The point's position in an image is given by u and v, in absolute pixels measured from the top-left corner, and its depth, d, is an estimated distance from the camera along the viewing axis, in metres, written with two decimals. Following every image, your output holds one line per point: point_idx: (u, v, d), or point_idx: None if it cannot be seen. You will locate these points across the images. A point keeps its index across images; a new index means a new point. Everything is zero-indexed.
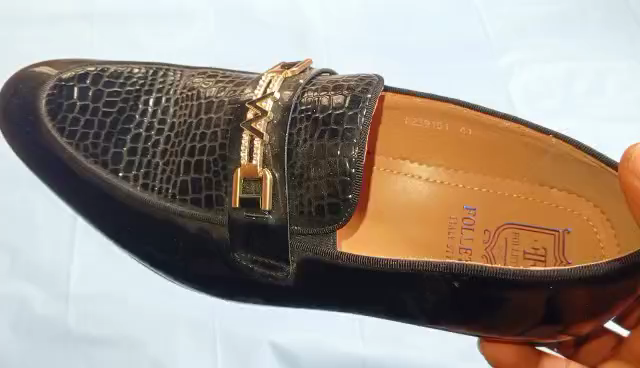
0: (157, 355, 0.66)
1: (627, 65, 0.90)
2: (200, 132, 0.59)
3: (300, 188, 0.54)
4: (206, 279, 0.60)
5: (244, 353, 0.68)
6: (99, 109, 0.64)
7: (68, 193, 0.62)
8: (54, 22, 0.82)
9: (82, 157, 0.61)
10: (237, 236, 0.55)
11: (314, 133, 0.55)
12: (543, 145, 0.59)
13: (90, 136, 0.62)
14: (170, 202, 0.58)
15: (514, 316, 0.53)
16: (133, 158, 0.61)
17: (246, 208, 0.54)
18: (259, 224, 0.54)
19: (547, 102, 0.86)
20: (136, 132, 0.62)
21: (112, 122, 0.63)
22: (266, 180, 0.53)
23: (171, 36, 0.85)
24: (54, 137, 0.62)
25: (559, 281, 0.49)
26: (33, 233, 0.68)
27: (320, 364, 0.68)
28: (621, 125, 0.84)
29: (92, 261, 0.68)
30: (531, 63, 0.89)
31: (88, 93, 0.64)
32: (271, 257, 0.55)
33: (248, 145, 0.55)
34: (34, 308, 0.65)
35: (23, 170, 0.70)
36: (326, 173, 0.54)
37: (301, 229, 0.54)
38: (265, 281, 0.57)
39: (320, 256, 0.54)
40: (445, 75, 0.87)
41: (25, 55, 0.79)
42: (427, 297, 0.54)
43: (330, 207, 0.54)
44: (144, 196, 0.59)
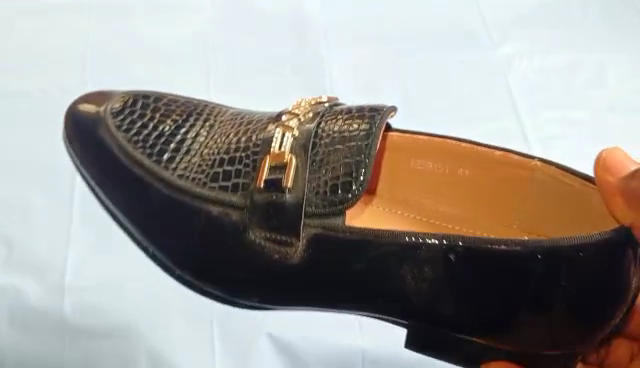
0: (153, 346, 0.67)
1: (629, 56, 0.89)
2: (240, 133, 0.57)
3: (319, 172, 0.53)
4: (230, 284, 0.55)
5: (241, 343, 0.68)
6: (155, 111, 0.60)
7: (106, 181, 0.58)
8: (62, 29, 0.89)
9: (132, 147, 0.58)
10: (253, 213, 0.53)
11: (337, 127, 0.55)
12: (534, 175, 0.56)
13: (134, 129, 0.59)
14: (201, 189, 0.55)
15: (513, 299, 0.50)
16: (175, 153, 0.58)
17: (266, 189, 0.52)
18: (275, 202, 0.52)
19: (547, 93, 0.85)
20: (176, 131, 0.59)
21: (164, 122, 0.60)
22: (291, 163, 0.53)
23: (170, 28, 0.90)
24: (109, 128, 0.59)
25: (545, 246, 0.49)
26: (31, 225, 0.72)
27: (320, 355, 0.67)
28: (620, 116, 0.84)
29: (87, 252, 0.71)
30: (531, 53, 0.89)
31: (148, 98, 0.61)
32: (280, 234, 0.52)
33: (278, 133, 0.54)
34: (29, 298, 0.68)
35: (21, 165, 0.76)
36: (344, 156, 0.54)
37: (315, 211, 0.52)
38: (273, 268, 0.53)
39: (331, 231, 0.52)
40: (444, 64, 0.88)
41: (28, 52, 0.86)
42: (424, 277, 0.51)
43: (344, 186, 0.53)
44: (184, 186, 0.55)
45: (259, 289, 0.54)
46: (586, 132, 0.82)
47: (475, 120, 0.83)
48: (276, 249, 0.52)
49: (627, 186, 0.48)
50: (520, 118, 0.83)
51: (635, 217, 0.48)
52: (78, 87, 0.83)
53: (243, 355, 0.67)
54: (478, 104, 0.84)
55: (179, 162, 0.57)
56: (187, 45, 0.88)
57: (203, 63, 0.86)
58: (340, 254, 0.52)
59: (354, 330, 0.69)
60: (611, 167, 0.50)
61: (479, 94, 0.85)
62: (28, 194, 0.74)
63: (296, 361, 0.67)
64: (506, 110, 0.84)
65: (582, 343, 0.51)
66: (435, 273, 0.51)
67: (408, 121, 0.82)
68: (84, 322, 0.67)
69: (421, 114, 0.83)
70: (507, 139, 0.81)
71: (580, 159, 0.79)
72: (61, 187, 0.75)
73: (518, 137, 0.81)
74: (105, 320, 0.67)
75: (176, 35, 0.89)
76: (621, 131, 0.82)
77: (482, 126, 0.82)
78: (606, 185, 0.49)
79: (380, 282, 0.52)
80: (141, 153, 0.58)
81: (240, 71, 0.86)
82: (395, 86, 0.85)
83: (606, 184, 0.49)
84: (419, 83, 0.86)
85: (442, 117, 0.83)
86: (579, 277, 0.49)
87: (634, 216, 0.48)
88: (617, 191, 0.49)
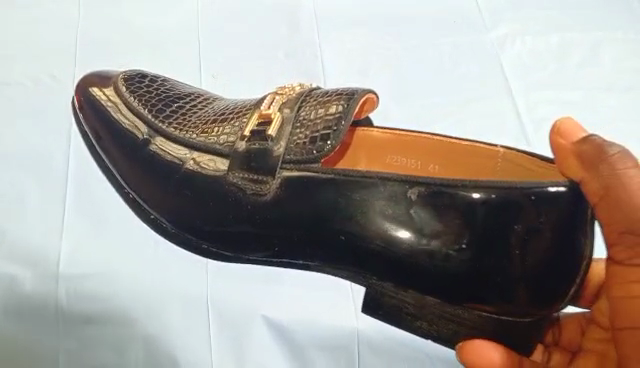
0: (149, 333, 0.67)
1: (623, 36, 0.89)
2: (234, 105, 0.61)
3: (301, 128, 0.54)
4: (201, 230, 0.55)
5: (237, 327, 0.67)
6: (160, 87, 0.65)
7: (108, 136, 0.61)
8: (53, 20, 0.88)
9: (135, 110, 0.62)
10: (236, 158, 0.54)
11: (325, 93, 0.56)
12: (499, 167, 0.53)
13: (139, 96, 0.63)
14: (194, 140, 0.58)
15: (478, 246, 0.48)
16: (172, 117, 0.61)
17: (251, 138, 0.54)
18: (258, 150, 0.53)
19: (541, 74, 0.85)
20: (179, 98, 0.64)
21: (166, 95, 0.64)
22: (275, 120, 0.54)
23: (161, 18, 0.90)
24: (118, 94, 0.64)
25: (509, 189, 0.47)
26: (23, 215, 0.72)
27: (315, 337, 0.67)
28: (615, 97, 0.84)
29: (80, 240, 0.71)
30: (523, 35, 0.89)
31: (154, 78, 0.66)
32: (257, 173, 0.53)
33: (270, 99, 0.56)
34: (23, 287, 0.67)
35: (13, 156, 0.76)
36: (324, 113, 0.54)
37: (293, 158, 0.53)
38: (245, 204, 0.53)
39: (304, 172, 0.52)
40: (437, 47, 0.88)
41: (18, 43, 0.86)
42: (388, 223, 0.50)
43: (322, 137, 0.53)
44: (180, 141, 0.58)
45: (229, 233, 0.55)
46: (581, 111, 0.82)
47: (469, 102, 0.83)
48: (250, 186, 0.53)
49: (579, 150, 0.47)
50: (514, 100, 0.83)
51: (585, 175, 0.47)
52: (70, 77, 0.83)
53: (240, 337, 0.67)
54: (472, 86, 0.84)
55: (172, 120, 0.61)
56: (178, 32, 0.88)
57: (195, 50, 0.86)
58: (310, 199, 0.51)
59: (351, 310, 0.69)
60: (565, 132, 0.49)
61: (472, 77, 0.85)
62: (19, 182, 0.74)
63: (292, 341, 0.67)
64: (500, 92, 0.84)
65: (550, 305, 0.49)
66: (398, 215, 0.50)
67: (402, 104, 0.82)
68: (79, 309, 0.67)
69: (415, 98, 0.83)
70: (502, 121, 0.81)
71: None
72: (53, 174, 0.75)
73: (513, 119, 0.81)
74: (100, 307, 0.67)
75: (168, 23, 0.89)
76: (616, 111, 0.82)
77: (476, 108, 0.82)
78: (558, 149, 0.49)
79: (348, 229, 0.51)
80: (140, 108, 0.62)
81: (232, 58, 0.86)
82: (388, 69, 0.85)
83: (559, 148, 0.49)
84: (413, 67, 0.86)
85: (436, 99, 0.83)
86: (537, 229, 0.47)
87: (584, 174, 0.47)
88: (569, 153, 0.48)
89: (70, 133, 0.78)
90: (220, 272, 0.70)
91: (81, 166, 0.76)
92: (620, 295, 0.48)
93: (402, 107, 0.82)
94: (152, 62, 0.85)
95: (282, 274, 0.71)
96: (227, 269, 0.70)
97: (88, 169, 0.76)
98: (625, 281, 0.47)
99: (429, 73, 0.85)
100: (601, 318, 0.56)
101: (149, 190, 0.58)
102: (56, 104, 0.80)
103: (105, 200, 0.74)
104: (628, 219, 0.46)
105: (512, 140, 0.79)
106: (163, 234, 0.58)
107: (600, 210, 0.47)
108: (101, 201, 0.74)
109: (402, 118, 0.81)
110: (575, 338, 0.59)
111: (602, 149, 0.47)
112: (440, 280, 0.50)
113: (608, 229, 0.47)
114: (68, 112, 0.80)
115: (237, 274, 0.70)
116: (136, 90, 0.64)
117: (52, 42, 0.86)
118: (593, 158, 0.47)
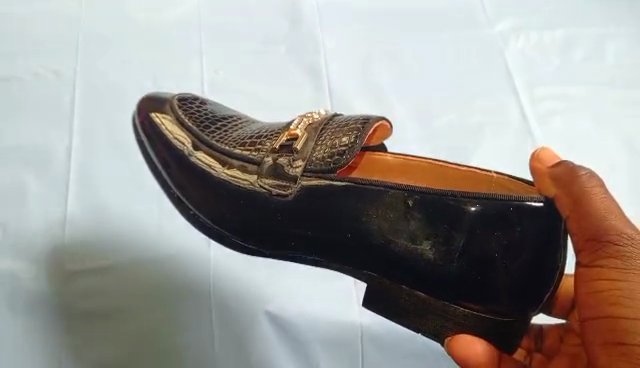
0: (150, 329, 0.67)
1: (628, 31, 0.89)
2: (273, 126, 0.59)
3: (322, 144, 0.54)
4: (232, 223, 0.56)
5: (240, 322, 0.68)
6: (207, 106, 0.63)
7: (155, 136, 0.60)
8: (54, 14, 0.88)
9: (185, 125, 0.60)
10: (263, 170, 0.54)
11: (351, 116, 0.56)
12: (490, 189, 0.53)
13: (187, 112, 0.62)
14: (235, 159, 0.56)
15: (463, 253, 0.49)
16: (214, 135, 0.59)
17: (280, 151, 0.55)
18: (283, 163, 0.54)
19: (544, 70, 0.85)
20: (225, 116, 0.62)
21: (211, 114, 0.62)
22: (302, 136, 0.55)
23: (162, 11, 0.89)
24: (170, 108, 0.62)
25: (490, 200, 0.48)
26: (24, 210, 0.72)
27: (317, 333, 0.68)
28: (618, 92, 0.83)
29: (80, 235, 0.71)
30: (527, 29, 0.88)
31: (204, 99, 0.65)
32: (282, 179, 0.53)
33: (301, 117, 0.57)
34: (25, 282, 0.67)
35: (14, 150, 0.76)
36: (344, 133, 0.54)
37: (313, 169, 0.53)
38: (272, 205, 0.54)
39: (319, 179, 0.52)
40: (440, 42, 0.87)
41: (18, 36, 0.85)
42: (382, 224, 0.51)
43: (338, 153, 0.53)
44: (225, 156, 0.57)
45: (254, 227, 0.55)
46: (584, 108, 0.82)
47: (471, 97, 0.82)
48: (278, 187, 0.53)
49: (553, 173, 0.48)
50: (517, 95, 0.82)
51: (559, 192, 0.48)
52: (70, 72, 0.83)
53: (243, 331, 0.67)
54: (475, 81, 0.84)
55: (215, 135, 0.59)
56: (179, 27, 0.87)
57: (196, 44, 0.86)
58: (306, 203, 0.52)
59: (353, 305, 0.69)
60: (543, 156, 0.50)
61: (475, 71, 0.84)
62: (20, 178, 0.74)
63: (295, 337, 0.67)
64: (503, 87, 0.83)
65: (528, 307, 0.50)
66: (388, 220, 0.51)
67: (404, 99, 0.82)
68: (81, 306, 0.67)
69: (417, 92, 0.82)
70: (504, 116, 0.81)
71: (578, 136, 0.79)
72: (54, 170, 0.75)
73: (515, 114, 0.81)
74: (102, 303, 0.67)
75: (168, 17, 0.88)
76: (619, 108, 0.82)
77: (478, 103, 0.82)
78: (534, 172, 0.50)
79: (355, 229, 0.52)
80: (188, 122, 0.60)
81: (233, 53, 0.85)
82: (390, 64, 0.85)
83: (535, 172, 0.50)
84: (415, 62, 0.85)
85: (439, 95, 0.82)
86: (525, 235, 0.48)
87: (558, 191, 0.48)
88: (545, 173, 0.49)
89: (71, 129, 0.78)
90: (221, 268, 0.70)
91: (82, 162, 0.76)
92: (582, 291, 0.48)
93: (403, 102, 0.81)
94: (153, 57, 0.85)
95: (284, 270, 0.71)
96: (228, 265, 0.71)
97: (89, 165, 0.76)
98: (587, 279, 0.48)
99: (431, 68, 0.84)
100: (574, 324, 0.59)
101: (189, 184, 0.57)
102: (56, 100, 0.80)
103: (106, 196, 0.74)
104: (597, 226, 0.46)
105: (514, 136, 0.79)
106: (192, 220, 0.58)
107: (573, 223, 0.47)
108: (102, 197, 0.74)
109: (404, 113, 0.80)
110: (555, 344, 0.59)
111: (574, 169, 0.47)
112: (419, 281, 0.51)
113: (578, 239, 0.47)
114: (68, 107, 0.80)
115: (238, 269, 0.71)
116: (186, 104, 0.62)
117: (52, 36, 0.85)
118: (567, 179, 0.47)
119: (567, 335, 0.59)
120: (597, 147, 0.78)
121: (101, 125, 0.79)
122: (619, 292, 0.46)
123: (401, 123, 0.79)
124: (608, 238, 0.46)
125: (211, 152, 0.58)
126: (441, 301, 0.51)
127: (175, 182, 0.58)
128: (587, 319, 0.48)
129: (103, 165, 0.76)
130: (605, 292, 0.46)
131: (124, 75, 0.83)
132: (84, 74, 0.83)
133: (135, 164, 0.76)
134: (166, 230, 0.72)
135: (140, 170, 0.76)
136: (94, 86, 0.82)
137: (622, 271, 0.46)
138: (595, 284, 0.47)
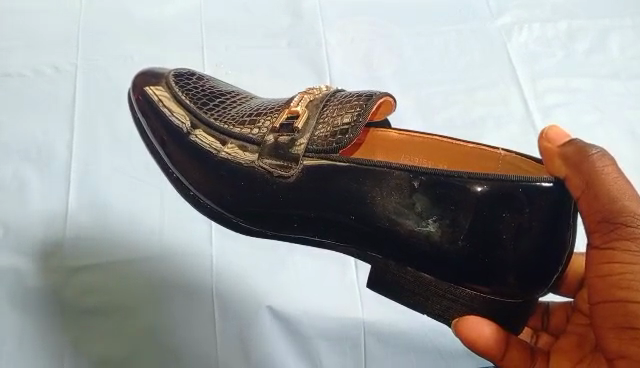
0: (152, 324, 0.66)
1: (632, 22, 0.88)
2: (271, 103, 0.58)
3: (323, 122, 0.54)
4: (232, 204, 0.55)
5: (242, 318, 0.67)
6: (204, 82, 0.63)
7: (152, 113, 0.59)
8: (54, 10, 0.87)
9: (182, 101, 0.60)
10: (264, 149, 0.54)
11: (351, 93, 0.55)
12: (498, 166, 0.53)
13: (185, 88, 0.61)
14: (233, 137, 0.56)
15: (471, 234, 0.49)
16: (211, 111, 0.59)
17: (280, 130, 0.54)
18: (283, 142, 0.53)
19: (547, 62, 0.84)
20: (223, 93, 0.62)
21: (209, 90, 0.62)
22: (302, 115, 0.54)
23: (163, 6, 0.89)
24: (167, 86, 0.61)
25: (498, 180, 0.47)
26: (26, 206, 0.71)
27: (320, 327, 0.67)
28: (622, 84, 0.82)
29: (82, 230, 0.70)
30: (529, 21, 0.88)
31: (201, 75, 0.64)
32: (282, 159, 0.53)
33: (302, 94, 0.56)
34: (26, 279, 0.67)
35: (15, 146, 0.75)
36: (345, 110, 0.53)
37: (314, 149, 0.52)
38: (272, 188, 0.53)
39: (322, 159, 0.52)
40: (442, 34, 0.86)
41: (18, 32, 0.85)
42: (386, 206, 0.50)
43: (340, 132, 0.52)
44: (223, 134, 0.57)
45: (256, 209, 0.54)
46: (588, 99, 0.81)
47: (474, 90, 0.82)
48: (277, 168, 0.53)
49: (563, 153, 0.47)
50: (521, 88, 0.82)
51: (569, 174, 0.46)
52: (71, 67, 0.82)
53: (245, 326, 0.67)
54: (477, 74, 0.83)
55: (213, 112, 0.59)
56: (180, 22, 0.87)
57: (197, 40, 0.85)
58: (309, 186, 0.52)
59: (357, 297, 0.69)
60: (552, 136, 0.48)
61: (477, 64, 0.84)
62: (21, 174, 0.74)
63: (298, 332, 0.67)
64: (506, 80, 0.83)
65: (537, 288, 0.49)
66: (393, 202, 0.50)
67: (407, 92, 0.81)
68: (83, 301, 0.66)
69: (419, 86, 0.82)
70: (507, 109, 0.80)
71: (582, 128, 0.78)
72: (55, 166, 0.74)
73: (519, 107, 0.80)
74: (104, 297, 0.67)
75: (169, 13, 0.88)
76: (623, 99, 0.81)
77: (482, 96, 0.81)
78: (543, 152, 0.48)
79: (358, 211, 0.51)
80: (186, 100, 0.60)
81: (234, 47, 0.85)
82: (392, 57, 0.84)
83: (545, 151, 0.48)
84: (417, 55, 0.85)
85: (441, 88, 0.82)
86: (530, 215, 0.47)
87: (568, 172, 0.46)
88: (554, 154, 0.48)
89: (72, 124, 0.78)
90: (223, 263, 0.69)
91: (83, 157, 0.75)
92: (592, 275, 0.48)
93: (406, 96, 0.81)
94: (154, 52, 0.84)
95: (285, 263, 0.70)
96: (229, 259, 0.70)
97: (90, 160, 0.75)
98: (596, 262, 0.47)
99: (433, 61, 0.84)
100: (583, 304, 0.58)
101: (187, 164, 0.57)
102: (57, 96, 0.80)
103: (107, 190, 0.73)
104: (609, 208, 0.46)
105: (518, 129, 0.78)
106: (192, 200, 0.58)
107: (584, 204, 0.46)
108: (103, 191, 0.73)
109: (406, 107, 0.80)
110: (561, 324, 0.60)
111: (584, 150, 0.46)
112: (428, 264, 0.51)
113: (590, 220, 0.47)
114: (69, 103, 0.79)
115: (239, 263, 0.70)
116: (184, 82, 0.62)
117: (52, 33, 0.85)
118: (578, 160, 0.46)
119: (575, 315, 0.59)
120: (602, 138, 0.78)
121: (101, 120, 0.79)
122: (630, 276, 0.45)
123: (403, 116, 0.79)
124: (621, 219, 0.45)
125: (208, 131, 0.57)
126: (445, 282, 0.51)
127: (173, 161, 0.58)
128: (596, 302, 0.48)
129: (104, 159, 0.76)
130: (615, 275, 0.46)
131: (124, 70, 0.83)
132: (85, 70, 0.82)
133: (136, 158, 0.76)
134: (167, 222, 0.71)
135: (141, 164, 0.75)
136: (95, 81, 0.82)
137: (632, 254, 0.45)
138: (604, 268, 0.47)
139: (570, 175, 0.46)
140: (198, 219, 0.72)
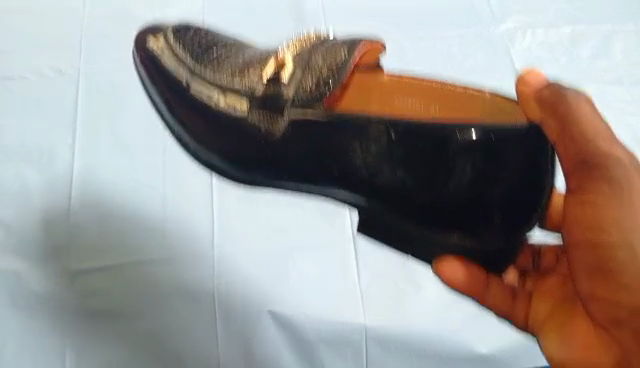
0: (156, 328, 0.65)
1: (635, 27, 0.88)
2: (261, 53, 0.60)
3: (308, 72, 0.56)
4: (230, 156, 0.57)
5: (243, 322, 0.67)
6: (196, 31, 0.63)
7: (152, 71, 0.59)
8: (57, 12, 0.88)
9: (179, 52, 0.60)
10: (254, 100, 0.56)
11: (334, 41, 0.58)
12: (483, 111, 0.55)
13: (180, 40, 0.61)
14: (228, 86, 0.57)
15: (448, 181, 0.52)
16: (205, 58, 0.59)
17: (268, 84, 0.56)
18: (273, 94, 0.55)
19: (551, 67, 0.84)
20: (216, 41, 0.62)
21: (202, 39, 0.62)
22: (288, 65, 0.56)
23: (166, 10, 0.89)
24: (162, 37, 0.61)
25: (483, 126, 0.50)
26: (29, 209, 0.71)
27: (321, 332, 0.67)
28: (625, 90, 0.82)
29: (86, 234, 0.70)
30: (532, 27, 0.88)
31: (195, 28, 0.64)
32: (270, 110, 0.55)
33: (293, 53, 0.57)
34: (29, 283, 0.67)
35: (19, 149, 0.76)
36: (329, 62, 0.56)
37: (300, 101, 0.54)
38: (261, 141, 0.55)
39: (308, 110, 0.54)
40: (445, 39, 0.86)
41: (21, 34, 0.85)
42: (370, 150, 0.54)
43: (325, 82, 0.55)
44: (220, 83, 0.57)
45: (249, 170, 0.57)
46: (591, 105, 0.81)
47: None
48: (264, 123, 0.55)
49: (539, 96, 0.51)
50: None
51: (546, 117, 0.50)
52: (74, 70, 0.82)
53: (247, 331, 0.67)
54: (481, 78, 0.83)
55: (210, 61, 0.59)
56: None
57: None
58: (301, 139, 0.54)
59: (357, 296, 0.68)
60: (527, 80, 0.52)
61: (481, 69, 0.84)
62: (24, 177, 0.74)
63: (300, 337, 0.67)
64: (509, 84, 0.82)
65: (512, 233, 0.53)
66: (379, 147, 0.53)
67: None
68: (84, 305, 0.66)
69: None
70: None
71: None
72: (57, 168, 0.75)
73: None
74: (106, 302, 0.66)
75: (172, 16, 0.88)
76: (626, 105, 0.81)
77: None
78: (519, 95, 0.52)
79: (341, 164, 0.55)
80: (180, 49, 0.60)
81: None
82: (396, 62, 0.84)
83: (522, 95, 0.51)
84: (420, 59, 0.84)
85: None
86: (504, 176, 0.51)
87: (547, 118, 0.50)
88: (530, 97, 0.51)
89: (75, 127, 0.78)
90: (225, 267, 0.69)
91: (85, 160, 0.75)
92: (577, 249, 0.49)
93: None
94: None
95: (287, 266, 0.69)
96: (230, 261, 0.69)
97: (93, 163, 0.75)
98: (580, 239, 0.49)
99: (437, 66, 0.84)
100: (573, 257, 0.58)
101: (185, 117, 0.58)
102: (60, 99, 0.80)
103: (109, 193, 0.73)
104: (583, 148, 0.48)
105: None
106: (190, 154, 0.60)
107: (560, 147, 0.49)
108: (105, 194, 0.73)
109: None
110: (552, 263, 0.61)
111: (560, 92, 0.50)
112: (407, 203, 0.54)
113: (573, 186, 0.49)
114: (72, 106, 0.79)
115: (240, 266, 0.69)
116: (182, 34, 0.62)
117: (56, 35, 0.85)
118: (552, 101, 0.50)
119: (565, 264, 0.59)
120: None
121: (104, 123, 0.79)
122: (611, 263, 0.47)
123: None
124: (595, 161, 0.48)
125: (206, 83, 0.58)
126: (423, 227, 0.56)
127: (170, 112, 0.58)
128: (578, 276, 0.50)
129: (107, 162, 0.76)
130: (597, 254, 0.48)
131: (128, 73, 0.83)
132: (88, 73, 0.82)
133: (139, 160, 0.76)
134: (169, 226, 0.71)
135: (143, 167, 0.75)
136: (98, 84, 0.82)
137: (613, 238, 0.47)
138: (589, 252, 0.48)
139: (546, 122, 0.50)
140: (200, 223, 0.71)
